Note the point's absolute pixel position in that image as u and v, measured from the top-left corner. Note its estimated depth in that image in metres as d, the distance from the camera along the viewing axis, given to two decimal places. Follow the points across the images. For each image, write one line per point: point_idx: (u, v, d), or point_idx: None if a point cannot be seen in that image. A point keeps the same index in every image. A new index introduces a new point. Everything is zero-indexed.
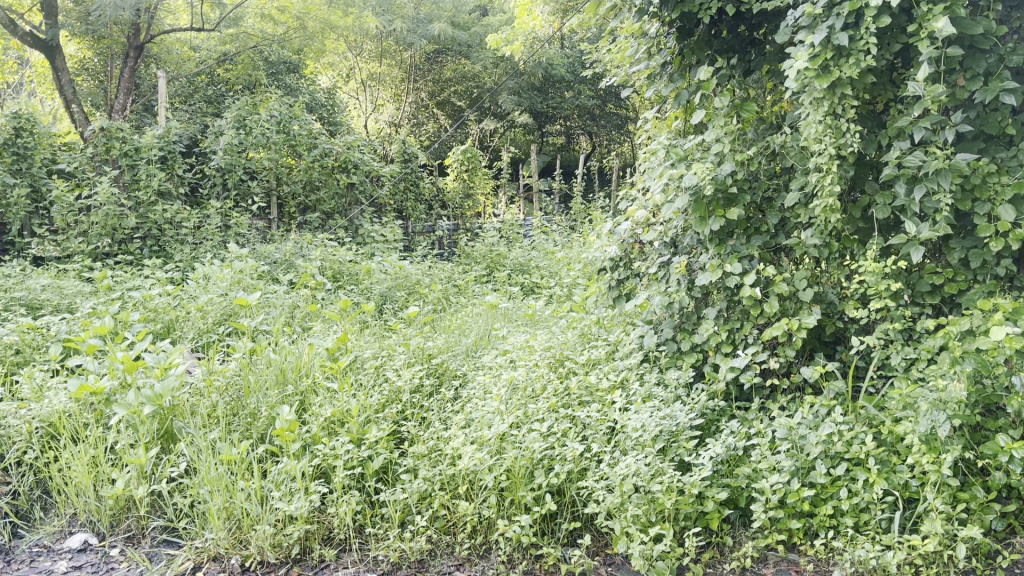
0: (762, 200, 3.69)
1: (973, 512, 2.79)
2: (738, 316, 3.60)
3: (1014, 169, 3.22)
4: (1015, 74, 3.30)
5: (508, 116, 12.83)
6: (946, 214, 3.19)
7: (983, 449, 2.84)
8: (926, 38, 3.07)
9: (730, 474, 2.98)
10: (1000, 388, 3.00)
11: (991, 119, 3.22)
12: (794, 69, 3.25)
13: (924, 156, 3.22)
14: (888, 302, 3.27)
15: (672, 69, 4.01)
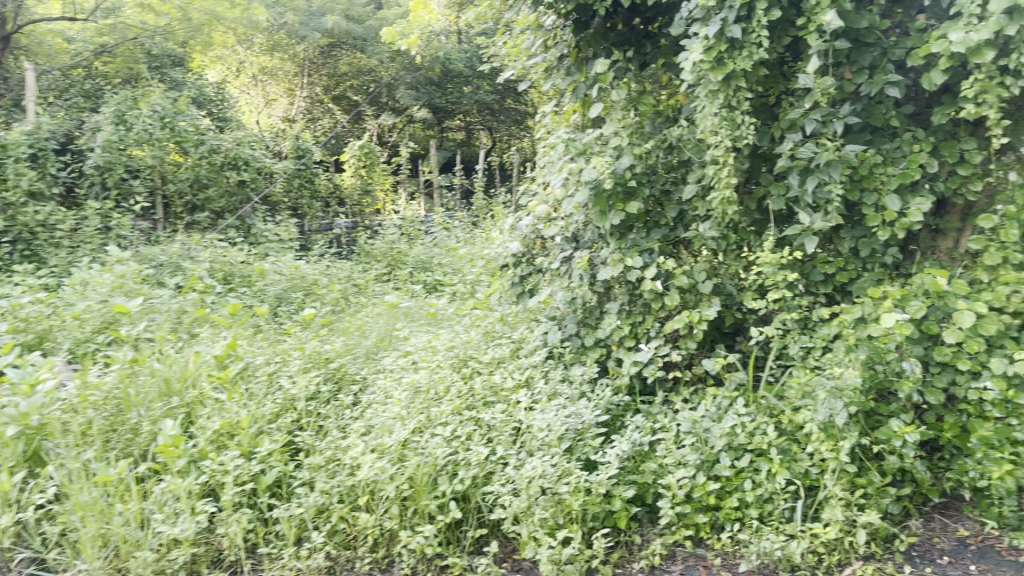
0: (661, 193, 3.71)
1: (870, 497, 2.84)
2: (640, 310, 3.58)
3: (898, 160, 3.34)
4: (897, 67, 3.40)
5: (407, 111, 12.51)
6: (837, 204, 3.26)
7: (877, 434, 2.92)
8: (815, 32, 3.10)
9: (636, 471, 2.95)
10: (892, 374, 3.09)
11: (876, 112, 3.32)
12: (689, 61, 3.21)
13: (815, 148, 3.25)
14: (785, 292, 3.31)
15: (569, 61, 3.94)
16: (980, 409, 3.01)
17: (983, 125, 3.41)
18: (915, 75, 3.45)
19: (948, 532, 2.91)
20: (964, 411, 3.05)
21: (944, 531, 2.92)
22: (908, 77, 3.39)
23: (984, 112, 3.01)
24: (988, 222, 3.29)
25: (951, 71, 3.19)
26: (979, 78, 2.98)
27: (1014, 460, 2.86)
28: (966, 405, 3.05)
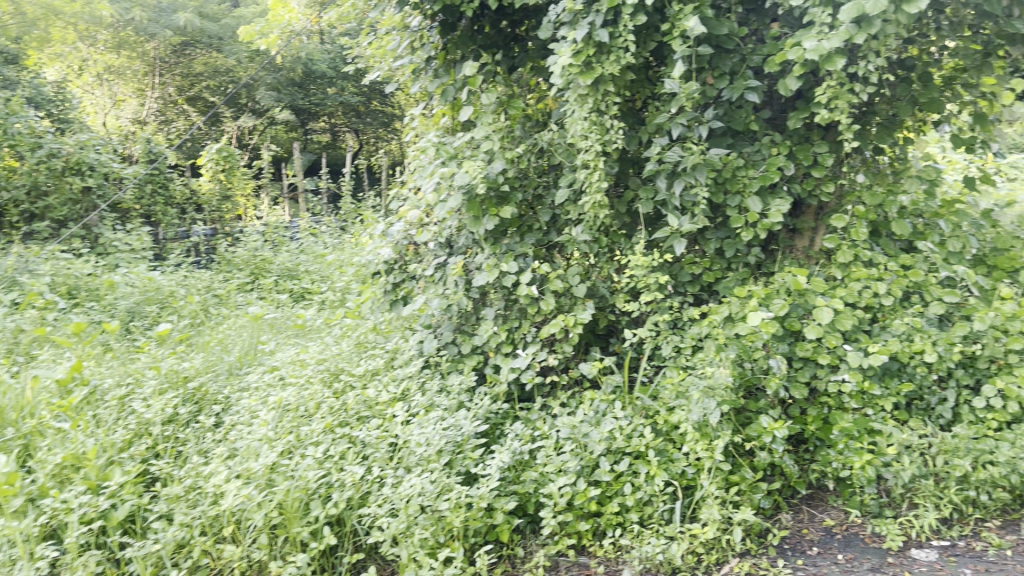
0: (533, 197, 3.70)
1: (744, 493, 2.91)
2: (517, 316, 3.54)
3: (759, 163, 3.45)
4: (755, 73, 3.51)
5: (269, 113, 12.05)
6: (704, 207, 3.32)
7: (748, 431, 2.99)
8: (679, 37, 3.12)
9: (517, 481, 2.90)
10: (759, 372, 3.17)
11: (737, 117, 3.42)
12: (558, 65, 3.16)
13: (682, 151, 3.29)
14: (657, 294, 3.34)
15: (436, 63, 3.85)
16: (839, 400, 3.15)
17: (833, 129, 3.57)
18: (771, 81, 3.57)
19: (816, 523, 3.02)
20: (825, 404, 3.18)
21: (812, 522, 3.02)
22: (765, 83, 3.51)
23: (837, 117, 3.13)
24: (840, 222, 3.45)
25: (805, 77, 3.31)
26: (831, 84, 3.10)
27: (871, 449, 3.03)
28: (826, 397, 3.18)
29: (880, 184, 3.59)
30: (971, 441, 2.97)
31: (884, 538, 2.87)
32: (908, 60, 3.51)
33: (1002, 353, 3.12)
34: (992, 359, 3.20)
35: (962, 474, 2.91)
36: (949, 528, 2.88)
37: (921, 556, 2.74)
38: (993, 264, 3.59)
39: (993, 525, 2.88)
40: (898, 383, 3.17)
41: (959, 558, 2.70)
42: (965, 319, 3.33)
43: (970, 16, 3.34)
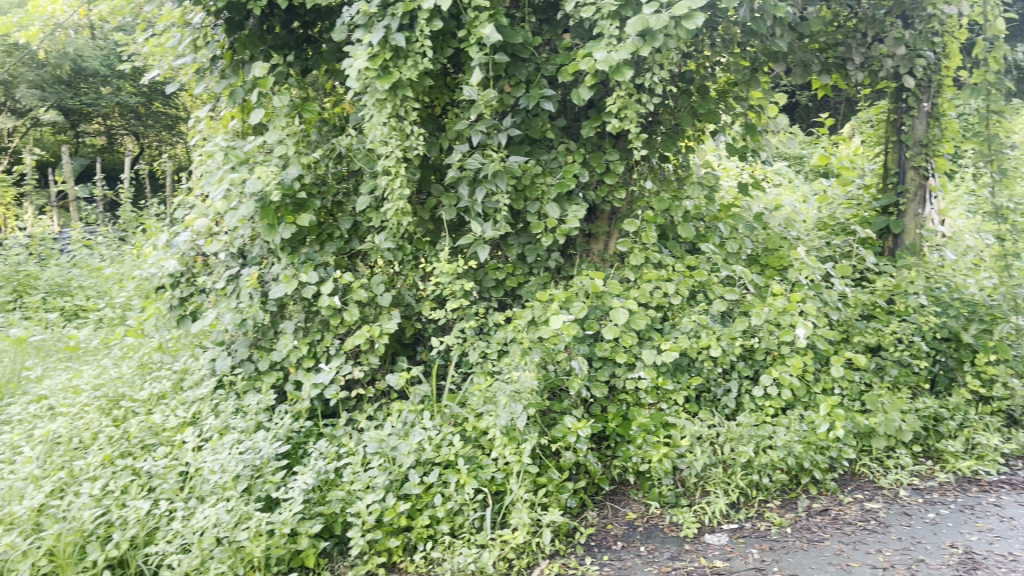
0: (332, 204, 3.58)
1: (551, 494, 2.95)
2: (318, 328, 3.40)
3: (556, 170, 3.54)
4: (549, 82, 3.59)
5: (31, 113, 10.87)
6: (505, 214, 3.35)
7: (554, 432, 3.04)
8: (475, 45, 3.12)
9: (323, 502, 2.76)
10: (562, 373, 3.24)
11: (534, 125, 3.49)
12: (354, 68, 3.03)
13: (482, 158, 3.30)
14: (463, 301, 3.33)
15: (222, 63, 3.62)
16: (637, 397, 3.29)
17: (623, 138, 3.74)
18: (565, 90, 3.68)
19: (619, 517, 3.11)
20: (623, 401, 3.31)
21: (615, 517, 3.11)
22: (560, 92, 3.60)
23: (626, 126, 3.27)
24: (632, 226, 3.62)
25: (596, 87, 3.43)
26: (620, 94, 3.23)
27: (667, 442, 3.17)
28: (625, 395, 3.30)
29: (666, 190, 3.82)
30: (753, 428, 3.21)
31: (680, 526, 3.00)
32: (687, 73, 3.75)
33: (776, 345, 3.39)
34: (768, 350, 3.48)
35: (747, 459, 3.12)
36: (737, 511, 3.07)
37: (713, 540, 2.89)
38: (765, 263, 3.91)
39: (774, 505, 3.12)
40: (688, 377, 3.37)
41: (747, 539, 2.88)
42: (743, 315, 3.58)
43: (739, 34, 3.59)
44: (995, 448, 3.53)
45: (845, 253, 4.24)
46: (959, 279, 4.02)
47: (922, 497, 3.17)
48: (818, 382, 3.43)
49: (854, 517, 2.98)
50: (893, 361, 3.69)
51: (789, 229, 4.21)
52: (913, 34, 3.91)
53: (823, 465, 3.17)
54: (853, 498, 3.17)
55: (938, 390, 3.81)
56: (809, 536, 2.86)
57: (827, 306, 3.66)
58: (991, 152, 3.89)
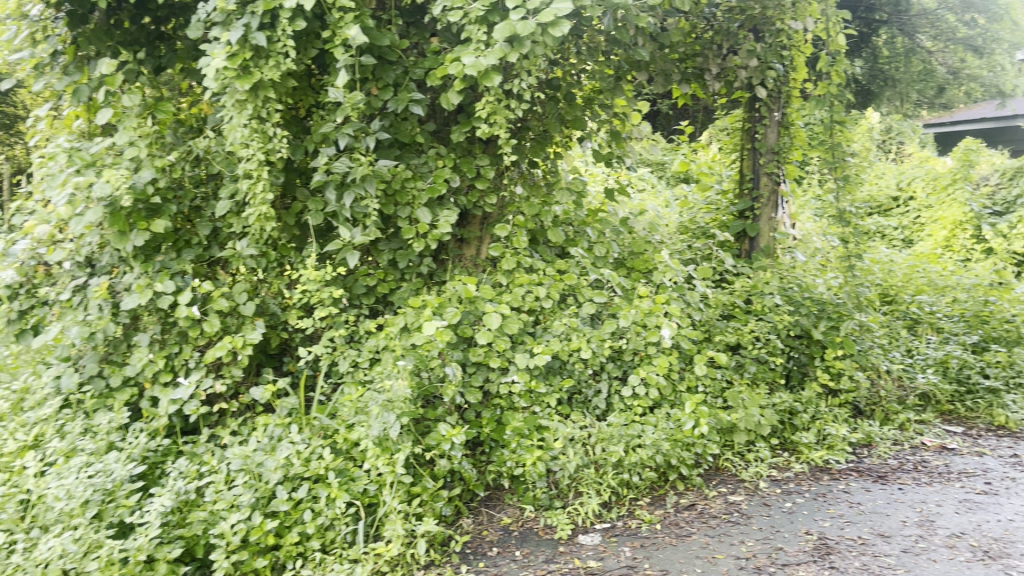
0: (189, 210, 3.41)
1: (425, 503, 2.91)
2: (176, 340, 3.21)
3: (426, 175, 3.50)
4: (417, 86, 3.55)
5: None
6: (375, 218, 3.28)
7: (427, 440, 3.00)
8: (340, 46, 3.03)
9: (182, 524, 2.60)
10: (436, 380, 3.19)
11: (403, 128, 3.45)
12: (211, 67, 2.88)
13: (350, 162, 3.21)
14: (331, 309, 3.24)
15: (65, 59, 3.35)
16: (510, 401, 3.30)
17: (493, 143, 3.76)
18: (434, 94, 3.65)
19: (494, 523, 3.09)
20: (496, 406, 3.31)
21: (490, 523, 3.09)
22: (428, 96, 3.57)
23: (496, 132, 3.27)
24: (503, 231, 3.63)
25: (465, 92, 3.42)
26: (489, 100, 3.23)
27: (540, 445, 3.18)
28: (498, 399, 3.30)
29: (536, 195, 3.85)
30: (623, 428, 3.28)
31: (555, 528, 3.02)
32: (554, 80, 3.78)
33: (643, 345, 3.49)
34: (635, 351, 3.57)
35: (617, 459, 3.18)
36: (609, 511, 3.12)
37: (587, 540, 2.92)
38: (631, 266, 4.01)
39: (644, 502, 3.19)
40: (560, 380, 3.41)
41: (619, 537, 2.93)
42: (611, 317, 3.67)
43: (603, 43, 3.68)
44: (843, 437, 3.76)
45: (705, 256, 4.44)
46: (809, 279, 4.28)
47: (780, 488, 3.33)
48: (682, 380, 3.56)
49: (719, 511, 3.10)
50: (752, 359, 3.86)
51: (653, 233, 4.34)
52: (764, 47, 4.15)
53: (689, 461, 3.29)
54: (717, 492, 3.29)
55: (792, 384, 4.01)
56: (677, 531, 2.95)
57: (689, 307, 3.79)
58: (835, 160, 4.14)
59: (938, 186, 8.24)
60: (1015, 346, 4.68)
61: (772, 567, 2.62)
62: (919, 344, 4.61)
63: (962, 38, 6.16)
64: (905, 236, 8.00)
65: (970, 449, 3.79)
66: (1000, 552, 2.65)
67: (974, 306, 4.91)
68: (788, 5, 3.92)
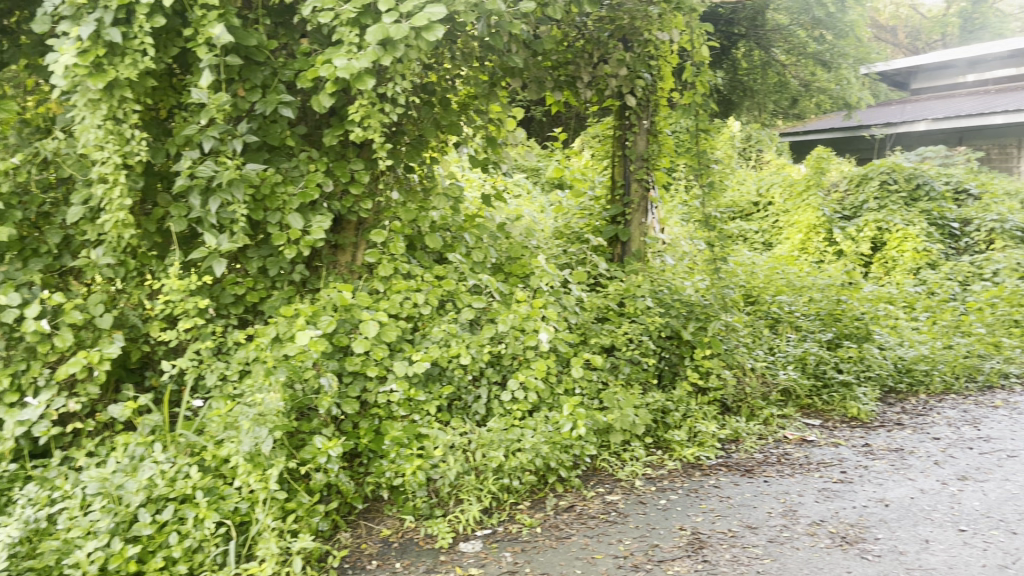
0: (37, 216, 3.18)
1: (301, 519, 2.83)
2: (23, 356, 2.97)
3: (297, 179, 3.40)
4: (287, 88, 3.45)
5: None
6: (243, 225, 3.15)
7: (302, 454, 2.90)
8: (204, 45, 2.90)
9: (32, 556, 2.40)
10: (310, 391, 3.10)
11: (272, 131, 3.33)
12: (59, 64, 2.68)
13: (216, 166, 3.07)
14: (197, 320, 3.09)
15: None
16: (388, 410, 3.24)
17: (367, 147, 3.69)
18: (304, 97, 3.55)
19: (373, 535, 3.02)
20: (374, 415, 3.24)
21: (369, 536, 3.02)
22: (299, 99, 3.47)
23: (370, 136, 3.20)
24: (379, 237, 3.57)
25: (337, 95, 3.34)
26: (362, 103, 3.16)
27: (420, 453, 3.14)
28: (376, 409, 3.23)
29: (412, 201, 3.83)
30: (502, 433, 3.29)
31: (435, 538, 2.98)
32: (428, 85, 3.74)
33: (521, 350, 3.51)
34: (514, 356, 3.58)
35: (497, 464, 3.19)
36: (490, 517, 3.12)
37: (468, 548, 2.90)
38: (509, 272, 4.03)
39: (524, 506, 3.21)
40: (440, 387, 3.38)
41: (500, 543, 2.93)
42: (490, 322, 3.67)
43: (477, 49, 3.65)
44: (713, 434, 3.91)
45: (580, 261, 4.54)
46: (678, 281, 4.44)
47: (655, 485, 3.42)
48: (560, 383, 3.62)
49: (597, 511, 3.15)
50: (626, 360, 3.96)
51: (529, 238, 4.39)
52: (633, 56, 4.25)
53: (568, 462, 3.34)
54: (595, 492, 3.35)
55: (664, 383, 4.13)
56: (557, 533, 2.98)
57: (566, 310, 3.86)
58: (700, 167, 4.30)
59: (793, 192, 8.71)
60: (864, 342, 5.04)
61: (648, 564, 2.68)
62: (780, 342, 4.86)
63: (811, 54, 6.42)
64: (765, 239, 8.44)
65: (827, 440, 4.02)
66: (856, 537, 2.82)
67: (828, 306, 5.22)
68: (656, 17, 3.95)
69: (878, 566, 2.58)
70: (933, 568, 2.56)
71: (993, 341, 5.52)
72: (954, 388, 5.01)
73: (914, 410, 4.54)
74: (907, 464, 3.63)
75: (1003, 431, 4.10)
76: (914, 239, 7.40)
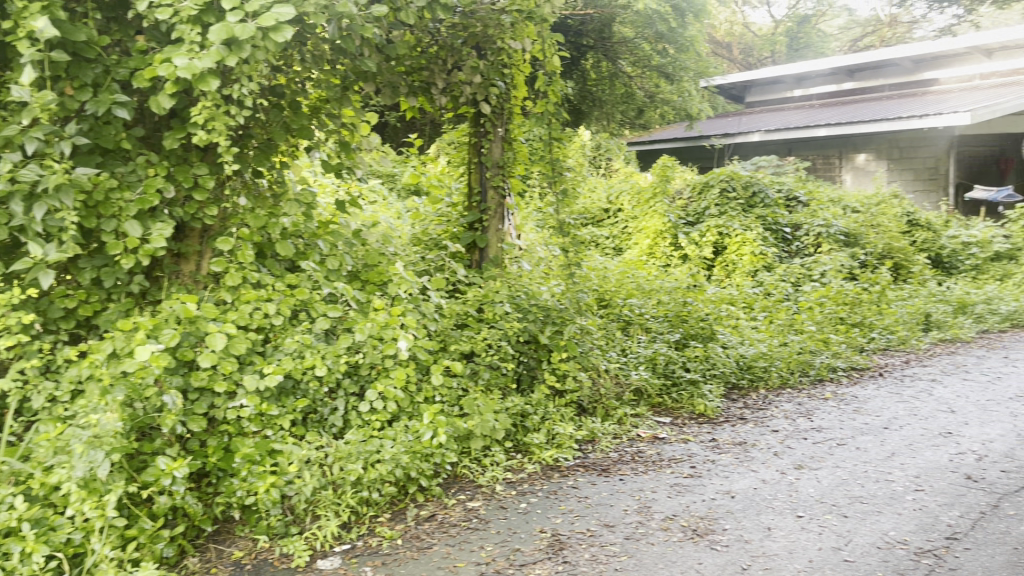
0: None
1: (143, 546, 2.67)
2: None
3: (134, 184, 3.19)
4: (122, 88, 3.23)
5: None
6: (73, 233, 2.92)
7: (144, 477, 2.72)
8: (25, 38, 2.66)
9: None
10: (152, 410, 2.90)
11: (105, 133, 3.11)
12: None
13: (40, 169, 2.82)
14: (21, 337, 2.83)
15: None
16: (239, 426, 3.09)
17: (211, 151, 3.51)
18: (141, 97, 3.34)
19: (224, 558, 2.87)
20: (224, 432, 3.08)
21: (220, 559, 2.87)
22: (135, 98, 3.26)
23: (214, 139, 3.05)
24: (226, 245, 3.41)
25: (177, 95, 3.16)
26: (205, 105, 3.00)
27: (273, 470, 3.02)
28: (225, 426, 3.08)
29: (262, 207, 3.68)
30: (360, 445, 3.22)
31: (291, 557, 2.87)
32: (277, 87, 3.61)
33: (379, 359, 3.45)
34: (372, 366, 3.51)
35: (356, 477, 3.11)
36: (349, 531, 3.04)
37: (326, 565, 2.81)
38: (365, 279, 3.97)
39: (384, 518, 3.15)
40: (294, 400, 3.26)
41: (359, 557, 2.86)
42: (346, 332, 3.59)
43: (328, 52, 3.55)
44: (570, 435, 3.99)
45: (439, 267, 4.50)
46: (535, 286, 4.50)
47: (515, 489, 3.45)
48: (420, 392, 3.58)
49: (458, 519, 3.14)
50: (485, 365, 3.97)
51: (387, 244, 4.26)
52: (486, 64, 4.26)
53: (428, 472, 3.32)
54: (456, 499, 3.34)
55: (523, 388, 4.16)
56: (419, 544, 2.94)
57: (425, 317, 3.84)
58: (554, 174, 4.40)
59: (641, 199, 9.02)
60: (709, 342, 5.32)
61: (510, 569, 2.69)
62: (631, 343, 5.04)
63: (655, 66, 6.80)
64: (615, 245, 8.73)
65: (677, 436, 4.19)
66: (706, 529, 2.95)
67: (675, 307, 5.48)
68: (508, 26, 4.03)
69: (726, 556, 2.71)
70: (775, 554, 2.72)
71: (823, 338, 5.94)
72: (789, 381, 5.28)
73: (755, 405, 4.81)
74: (750, 457, 3.84)
75: (833, 421, 4.42)
76: (751, 243, 7.87)
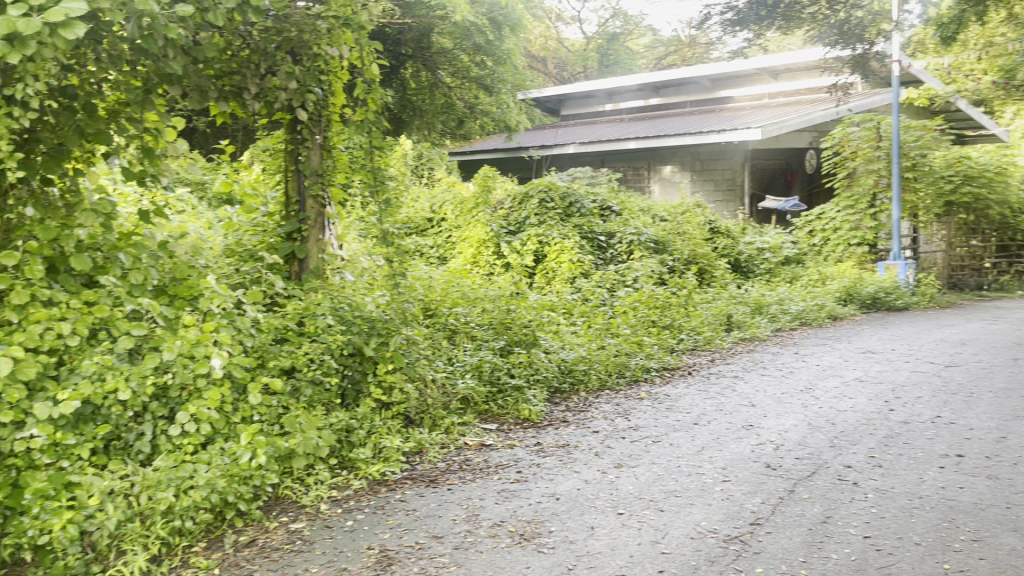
0: None
1: None
2: None
3: None
4: None
5: None
6: None
7: None
8: None
9: None
10: None
11: None
12: None
13: None
14: None
15: None
16: (29, 459, 2.79)
17: None
18: None
19: None
20: (11, 467, 2.77)
21: None
22: None
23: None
24: (9, 260, 3.09)
25: None
26: None
27: (71, 505, 2.76)
28: (12, 459, 2.77)
29: (52, 218, 3.37)
30: (170, 471, 3.01)
31: None
32: (69, 87, 3.32)
33: (191, 379, 3.25)
34: (183, 387, 3.29)
35: (167, 506, 2.92)
36: (159, 565, 2.83)
37: None
38: (173, 294, 3.73)
39: (199, 548, 2.97)
40: (93, 427, 3.00)
41: None
42: (153, 351, 3.36)
43: (127, 51, 3.30)
44: (397, 448, 3.95)
45: (255, 279, 4.31)
46: (358, 298, 4.41)
47: (341, 507, 3.36)
48: (236, 412, 3.41)
49: (280, 542, 3.01)
50: (307, 381, 3.84)
51: (197, 257, 3.92)
52: (301, 70, 4.10)
53: (247, 495, 3.16)
54: (278, 522, 3.21)
55: (347, 403, 4.06)
56: (238, 572, 2.80)
57: (240, 333, 3.67)
58: (375, 183, 4.35)
59: (463, 209, 9.09)
60: (531, 348, 5.49)
61: None
62: (457, 352, 5.06)
63: (474, 78, 6.76)
64: (439, 254, 8.74)
65: (503, 442, 4.25)
66: (533, 533, 3.00)
67: (499, 314, 5.56)
68: (324, 32, 3.94)
69: (552, 558, 2.77)
70: (598, 552, 2.81)
71: (637, 340, 6.24)
72: (608, 383, 5.48)
73: (576, 408, 4.96)
74: (572, 458, 3.96)
75: (648, 420, 4.65)
76: (569, 252, 8.16)
